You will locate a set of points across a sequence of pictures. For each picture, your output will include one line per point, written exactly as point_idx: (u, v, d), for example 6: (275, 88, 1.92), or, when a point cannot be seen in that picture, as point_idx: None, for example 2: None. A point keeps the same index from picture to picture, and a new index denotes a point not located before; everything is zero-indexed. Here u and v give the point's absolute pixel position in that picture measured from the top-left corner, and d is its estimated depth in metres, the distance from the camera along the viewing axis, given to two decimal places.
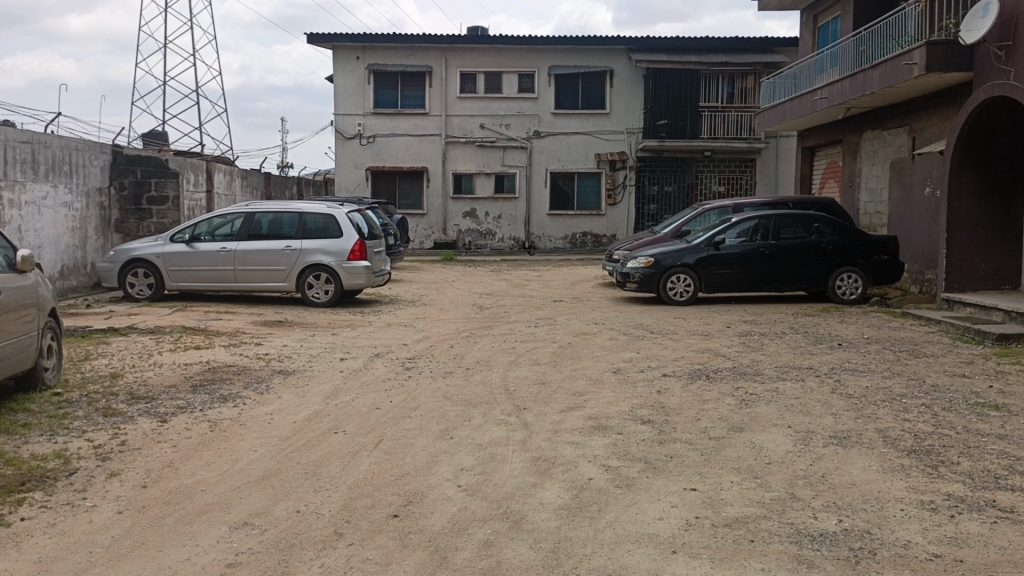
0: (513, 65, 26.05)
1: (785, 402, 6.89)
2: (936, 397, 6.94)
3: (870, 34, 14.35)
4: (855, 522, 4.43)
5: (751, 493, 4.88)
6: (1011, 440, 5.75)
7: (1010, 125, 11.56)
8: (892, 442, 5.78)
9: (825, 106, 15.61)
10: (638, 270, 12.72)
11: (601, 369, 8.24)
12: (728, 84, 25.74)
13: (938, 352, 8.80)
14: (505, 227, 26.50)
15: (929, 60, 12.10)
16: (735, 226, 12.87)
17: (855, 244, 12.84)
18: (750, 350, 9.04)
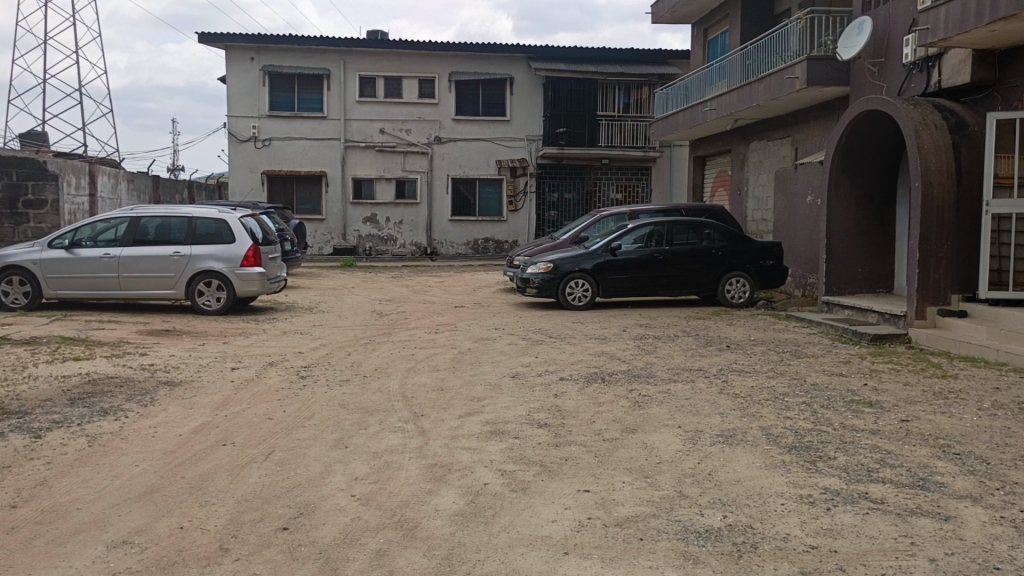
0: (413, 71, 25.90)
1: (675, 403, 7.10)
2: (815, 395, 7.29)
3: (755, 48, 14.98)
4: (738, 518, 4.60)
5: (642, 492, 5.00)
6: (882, 435, 6.09)
7: (883, 138, 12.21)
8: (774, 439, 6.03)
9: (715, 117, 16.20)
10: (538, 276, 12.88)
11: (499, 374, 8.28)
12: (625, 95, 26.49)
13: (818, 353, 9.24)
14: (407, 233, 26.27)
15: (810, 75, 12.77)
16: (632, 232, 13.17)
17: (743, 250, 13.33)
18: (644, 353, 9.26)
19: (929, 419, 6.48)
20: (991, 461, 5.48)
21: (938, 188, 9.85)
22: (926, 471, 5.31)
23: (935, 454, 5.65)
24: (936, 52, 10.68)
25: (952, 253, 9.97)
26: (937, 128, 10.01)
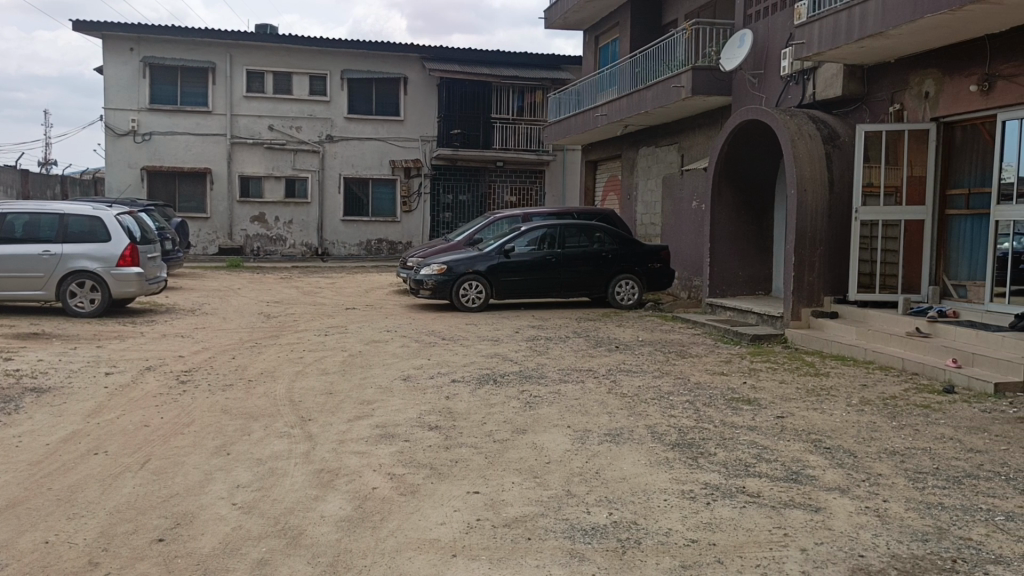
0: (303, 67, 25.33)
1: (565, 402, 7.20)
2: (698, 394, 7.54)
3: (643, 57, 15.39)
4: (624, 514, 4.70)
5: (531, 492, 5.03)
6: (760, 431, 6.36)
7: (762, 147, 12.75)
8: (658, 437, 6.20)
9: (605, 122, 16.54)
10: (431, 277, 12.82)
11: (390, 377, 8.19)
12: (518, 98, 26.65)
13: (702, 353, 9.57)
14: (297, 232, 25.64)
15: (695, 84, 13.21)
16: (525, 234, 13.29)
17: (632, 253, 13.65)
18: (536, 354, 9.35)
19: (802, 416, 6.81)
20: (857, 454, 5.80)
21: (812, 195, 10.38)
22: (800, 465, 5.56)
23: (808, 448, 5.93)
24: (812, 66, 11.24)
25: (825, 258, 10.52)
26: (811, 138, 10.51)
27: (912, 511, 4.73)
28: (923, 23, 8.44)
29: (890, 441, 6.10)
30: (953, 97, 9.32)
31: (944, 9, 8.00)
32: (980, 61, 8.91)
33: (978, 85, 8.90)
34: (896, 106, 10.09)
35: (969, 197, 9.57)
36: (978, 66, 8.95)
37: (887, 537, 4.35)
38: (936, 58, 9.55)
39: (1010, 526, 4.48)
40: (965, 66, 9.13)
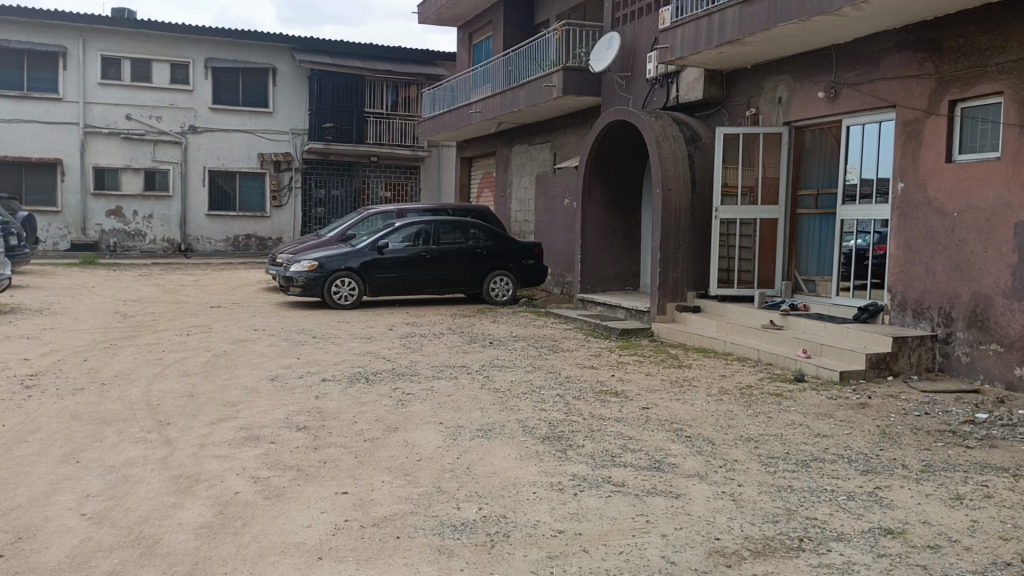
0: (164, 54, 24.13)
1: (438, 399, 7.19)
2: (568, 387, 7.70)
3: (516, 55, 15.54)
4: (493, 508, 4.73)
5: (401, 490, 4.99)
6: (626, 422, 6.56)
7: (629, 147, 13.14)
8: (529, 430, 6.29)
9: (479, 120, 16.62)
10: (301, 274, 12.50)
11: (257, 377, 7.93)
12: (393, 92, 26.47)
13: (573, 347, 9.77)
14: (158, 227, 24.44)
15: (566, 84, 13.47)
16: (399, 231, 13.15)
17: (506, 250, 13.76)
18: (409, 351, 9.28)
19: (665, 406, 7.07)
20: (715, 441, 6.08)
21: (675, 194, 10.78)
22: (662, 454, 5.77)
23: (670, 438, 6.16)
24: (675, 69, 11.68)
25: (688, 255, 10.95)
26: (674, 140, 10.92)
27: (765, 495, 4.99)
28: (776, 32, 8.91)
29: (745, 428, 6.43)
30: (803, 103, 9.90)
31: (794, 20, 8.47)
32: (827, 69, 9.51)
33: (825, 92, 9.49)
34: (752, 110, 10.63)
35: (817, 197, 10.19)
36: (825, 74, 9.54)
37: (742, 520, 4.58)
38: (788, 65, 10.11)
39: (851, 505, 4.81)
40: (813, 74, 9.71)
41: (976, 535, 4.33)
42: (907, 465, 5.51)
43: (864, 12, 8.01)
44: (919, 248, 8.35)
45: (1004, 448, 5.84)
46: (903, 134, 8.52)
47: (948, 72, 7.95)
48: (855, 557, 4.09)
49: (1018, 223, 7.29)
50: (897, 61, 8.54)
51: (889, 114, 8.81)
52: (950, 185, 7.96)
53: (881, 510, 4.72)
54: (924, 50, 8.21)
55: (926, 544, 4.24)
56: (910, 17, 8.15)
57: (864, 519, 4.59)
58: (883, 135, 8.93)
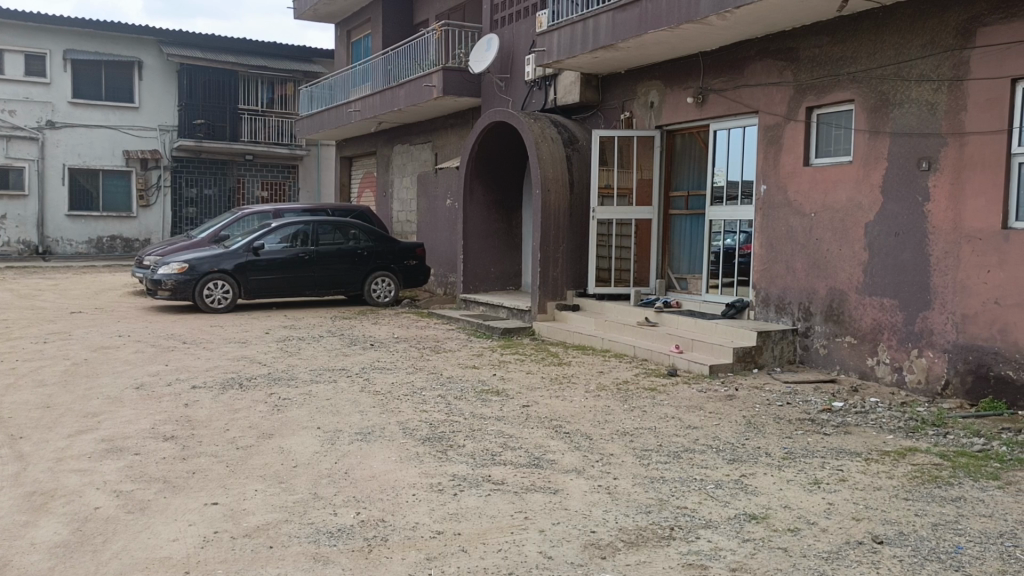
0: (17, 44, 22.60)
1: (316, 403, 7.03)
2: (450, 387, 7.70)
3: (395, 54, 15.40)
4: (371, 513, 4.67)
5: (274, 499, 4.85)
6: (506, 420, 6.62)
7: (510, 148, 13.24)
8: (409, 432, 6.24)
9: (359, 119, 16.38)
10: (171, 277, 11.99)
11: (121, 386, 7.53)
12: (268, 89, 25.79)
13: (455, 347, 9.77)
14: (12, 229, 22.85)
15: (446, 84, 13.45)
16: (275, 231, 12.76)
17: (387, 250, 13.60)
18: (286, 355, 9.06)
19: (544, 403, 7.17)
20: (592, 436, 6.21)
21: (554, 195, 10.95)
22: (541, 451, 5.86)
23: (549, 434, 6.25)
24: (553, 72, 11.87)
25: (567, 254, 11.15)
26: (553, 141, 11.09)
27: (638, 487, 5.15)
28: (647, 38, 9.18)
29: (621, 422, 6.62)
30: (673, 107, 10.25)
31: (664, 27, 8.76)
32: (695, 76, 9.88)
33: (694, 98, 9.87)
34: (626, 114, 10.93)
35: (688, 198, 10.59)
36: (693, 80, 9.92)
37: (616, 512, 4.70)
38: (659, 70, 10.45)
39: (719, 493, 5.01)
40: (682, 80, 10.09)
41: (831, 517, 4.60)
42: (770, 453, 5.81)
43: (728, 21, 8.37)
44: (781, 247, 8.80)
45: (857, 434, 6.25)
46: (766, 138, 8.96)
47: (805, 81, 8.43)
48: (721, 543, 4.27)
49: (868, 223, 7.79)
50: (760, 69, 8.97)
51: (752, 119, 9.25)
52: (808, 187, 8.43)
53: (746, 497, 4.94)
54: (783, 59, 8.67)
55: (786, 527, 4.47)
56: (770, 27, 8.58)
57: (730, 506, 4.80)
58: (747, 139, 9.37)
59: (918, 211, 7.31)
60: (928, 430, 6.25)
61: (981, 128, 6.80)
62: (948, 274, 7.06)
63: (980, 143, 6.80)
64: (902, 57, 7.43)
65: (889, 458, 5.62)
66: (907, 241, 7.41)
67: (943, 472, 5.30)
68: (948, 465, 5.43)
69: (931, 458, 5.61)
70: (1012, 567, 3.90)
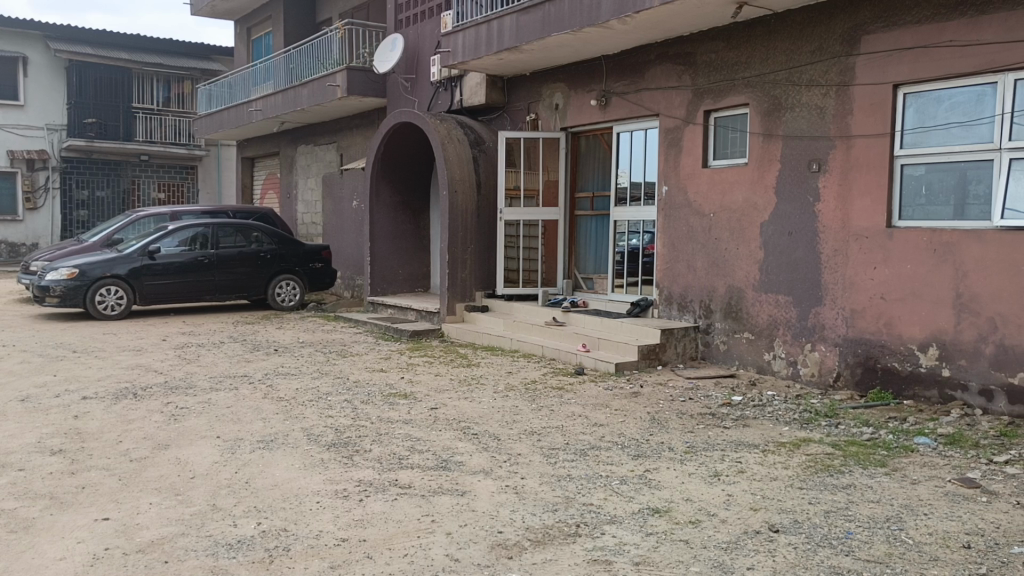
0: None
1: (216, 412, 6.81)
2: (356, 392, 7.58)
3: (297, 52, 15.07)
4: (273, 522, 4.55)
5: (170, 512, 4.67)
6: (414, 423, 6.56)
7: (416, 150, 13.16)
8: (315, 439, 6.11)
9: (260, 118, 15.97)
10: (59, 283, 11.41)
11: (4, 399, 7.11)
12: (164, 87, 24.96)
13: (362, 351, 9.63)
14: None
15: (350, 84, 13.25)
16: (173, 234, 12.30)
17: (291, 253, 13.30)
18: (184, 362, 8.74)
19: (453, 405, 7.15)
20: (500, 437, 6.23)
21: (461, 196, 10.93)
22: (449, 453, 5.83)
23: (457, 436, 6.23)
24: (458, 73, 11.85)
25: (475, 255, 11.14)
26: (459, 143, 11.08)
27: (545, 485, 5.19)
28: (550, 40, 9.27)
29: (530, 422, 6.65)
30: (577, 109, 10.39)
31: (567, 30, 8.86)
32: (598, 79, 10.04)
33: (597, 100, 10.03)
34: (531, 115, 11.02)
35: (593, 199, 10.76)
36: (596, 83, 10.08)
37: (523, 511, 4.72)
38: (563, 73, 10.57)
39: (623, 489, 5.10)
40: (586, 83, 10.23)
41: (730, 508, 4.74)
42: (673, 447, 5.94)
43: (628, 26, 8.53)
44: (682, 246, 9.03)
45: (755, 426, 6.46)
46: (666, 141, 9.18)
47: (703, 85, 8.67)
48: (625, 537, 4.34)
49: (763, 222, 8.08)
50: (660, 73, 9.19)
51: (653, 122, 9.48)
52: (706, 188, 8.67)
53: (650, 492, 5.04)
54: (682, 63, 8.90)
55: (688, 519, 4.58)
56: (669, 33, 8.80)
57: (634, 501, 4.89)
58: (649, 141, 9.59)
59: (810, 211, 7.62)
60: (821, 421, 6.52)
61: (866, 132, 7.14)
62: (838, 271, 7.38)
63: (865, 146, 7.14)
64: (793, 62, 7.73)
65: (785, 449, 5.84)
66: (799, 240, 7.72)
67: (835, 460, 5.54)
68: (840, 454, 5.67)
69: (824, 448, 5.85)
70: (897, 549, 4.10)
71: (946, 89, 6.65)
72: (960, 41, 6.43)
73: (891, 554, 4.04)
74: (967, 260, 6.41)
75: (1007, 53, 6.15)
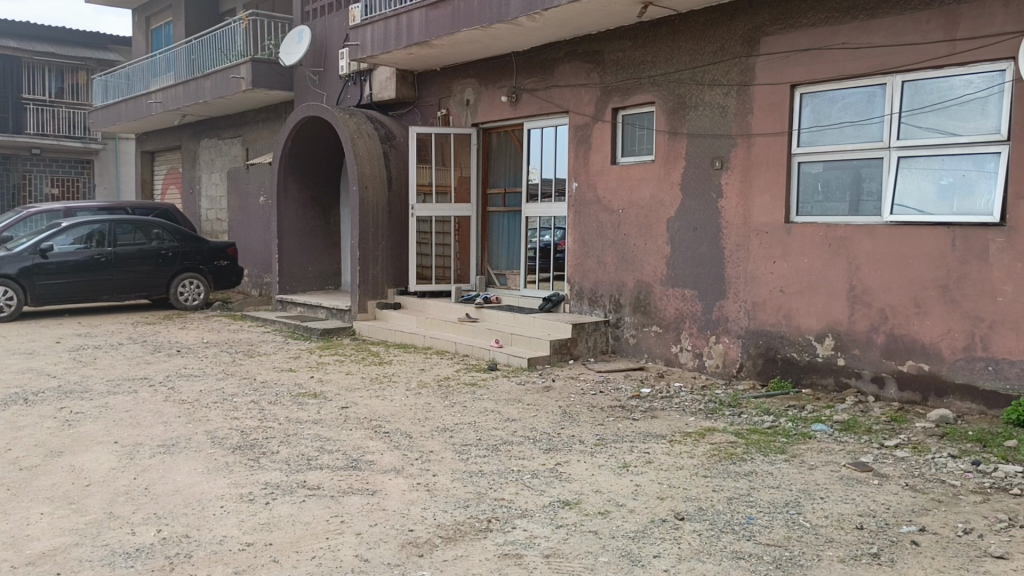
0: None
1: (113, 416, 6.52)
2: (263, 392, 7.38)
3: (199, 43, 14.59)
4: (174, 529, 4.40)
5: (63, 522, 4.45)
6: (323, 423, 6.45)
7: (325, 144, 12.93)
8: (219, 442, 5.93)
9: (160, 111, 15.40)
10: None
11: None
12: (57, 78, 23.94)
13: (270, 350, 9.40)
14: None
15: (255, 76, 12.90)
16: (67, 232, 11.73)
17: (195, 251, 12.87)
18: (79, 366, 8.34)
19: (364, 404, 7.05)
20: (412, 435, 6.17)
21: (372, 192, 10.80)
22: (359, 452, 5.75)
23: (368, 435, 6.15)
24: (367, 67, 11.69)
25: (387, 252, 11.02)
26: (369, 138, 10.93)
27: (457, 482, 5.17)
28: (460, 36, 9.25)
29: (442, 418, 6.62)
30: (488, 106, 10.41)
31: (476, 26, 8.85)
32: (508, 75, 10.07)
33: (507, 97, 10.07)
34: (442, 111, 10.97)
35: (505, 195, 10.81)
36: (507, 79, 10.11)
37: (434, 509, 4.69)
38: (473, 69, 10.56)
39: (534, 482, 5.13)
40: (496, 79, 10.26)
41: (638, 498, 4.83)
42: (583, 440, 6.02)
43: (537, 23, 8.57)
44: (592, 242, 9.16)
45: (662, 417, 6.61)
46: (576, 138, 9.29)
47: (610, 83, 8.81)
48: (536, 531, 4.37)
49: (669, 218, 8.27)
50: (569, 70, 9.28)
51: (563, 119, 9.58)
52: (615, 184, 8.81)
53: (560, 484, 5.09)
54: (590, 62, 9.01)
55: (597, 511, 4.65)
56: (577, 31, 8.90)
57: (545, 494, 4.93)
58: (559, 138, 9.69)
59: (713, 207, 7.83)
60: (725, 411, 6.73)
61: (765, 131, 7.38)
62: (740, 265, 7.61)
63: (765, 144, 7.38)
64: (697, 62, 7.93)
65: (691, 439, 5.99)
66: (704, 235, 7.92)
67: (738, 449, 5.71)
68: (742, 442, 5.86)
69: (727, 436, 6.03)
70: (795, 533, 4.25)
71: (839, 89, 6.94)
72: (852, 44, 6.72)
73: (789, 537, 4.19)
74: (860, 254, 6.70)
75: (894, 55, 6.46)
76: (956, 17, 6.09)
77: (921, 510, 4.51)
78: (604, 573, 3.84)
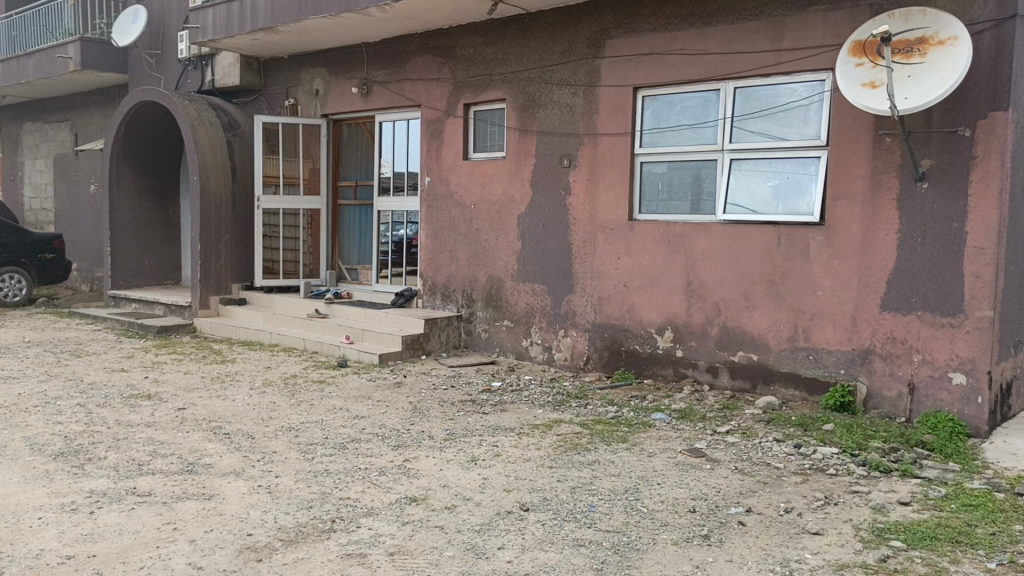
0: None
1: None
2: (92, 395, 6.91)
3: (21, 18, 13.46)
4: None
5: None
6: (157, 426, 6.10)
7: (162, 130, 12.24)
8: (38, 448, 5.49)
9: None
10: None
11: None
12: None
13: (100, 350, 8.80)
14: None
15: (84, 57, 12.03)
16: None
17: (15, 242, 11.85)
18: None
19: (203, 405, 6.73)
20: (255, 436, 5.95)
21: (215, 182, 10.32)
22: (196, 455, 5.48)
23: (207, 437, 5.88)
24: (209, 52, 11.16)
25: (231, 245, 10.60)
26: (211, 125, 10.41)
27: (301, 482, 5.03)
28: (308, 23, 8.98)
29: (287, 417, 6.43)
30: (338, 97, 10.18)
31: (325, 14, 8.62)
32: (358, 66, 9.88)
33: (359, 88, 9.89)
34: (290, 101, 10.63)
35: (355, 189, 10.62)
36: (357, 70, 9.91)
37: (275, 511, 4.55)
38: (322, 58, 10.28)
39: (381, 479, 5.07)
40: (346, 70, 10.05)
41: (484, 491, 4.87)
42: (433, 435, 6.00)
43: (387, 14, 8.45)
44: (444, 238, 9.15)
45: (511, 410, 6.70)
46: (428, 132, 9.24)
47: (462, 78, 8.82)
48: (381, 529, 4.31)
49: (519, 214, 8.38)
50: (420, 64, 9.22)
51: (414, 113, 9.52)
52: (467, 180, 8.84)
53: (407, 480, 5.05)
54: (442, 56, 8.99)
55: (443, 505, 4.65)
56: (428, 25, 8.86)
57: (392, 491, 4.88)
58: (411, 132, 9.63)
59: (561, 203, 8.01)
60: (572, 402, 6.90)
61: (611, 130, 7.61)
62: (586, 260, 7.83)
63: (610, 144, 7.62)
64: (546, 62, 8.07)
65: (538, 430, 6.10)
66: (553, 231, 8.09)
67: (583, 439, 5.88)
68: (587, 432, 6.02)
69: (573, 427, 6.18)
70: (633, 518, 4.41)
71: (678, 93, 7.25)
72: (690, 50, 7.05)
73: (627, 523, 4.34)
74: (696, 251, 7.04)
75: (728, 63, 6.83)
76: (782, 29, 6.51)
77: (748, 491, 4.80)
78: (449, 567, 3.84)
